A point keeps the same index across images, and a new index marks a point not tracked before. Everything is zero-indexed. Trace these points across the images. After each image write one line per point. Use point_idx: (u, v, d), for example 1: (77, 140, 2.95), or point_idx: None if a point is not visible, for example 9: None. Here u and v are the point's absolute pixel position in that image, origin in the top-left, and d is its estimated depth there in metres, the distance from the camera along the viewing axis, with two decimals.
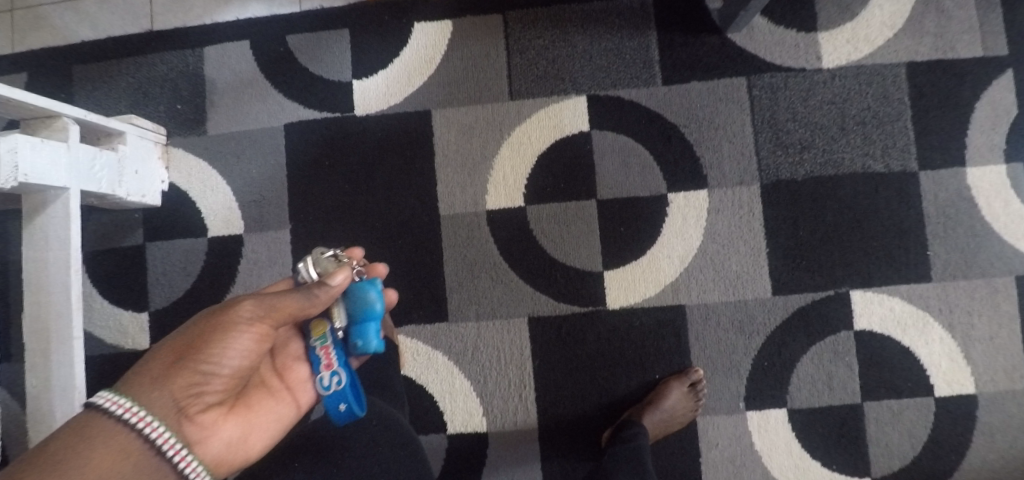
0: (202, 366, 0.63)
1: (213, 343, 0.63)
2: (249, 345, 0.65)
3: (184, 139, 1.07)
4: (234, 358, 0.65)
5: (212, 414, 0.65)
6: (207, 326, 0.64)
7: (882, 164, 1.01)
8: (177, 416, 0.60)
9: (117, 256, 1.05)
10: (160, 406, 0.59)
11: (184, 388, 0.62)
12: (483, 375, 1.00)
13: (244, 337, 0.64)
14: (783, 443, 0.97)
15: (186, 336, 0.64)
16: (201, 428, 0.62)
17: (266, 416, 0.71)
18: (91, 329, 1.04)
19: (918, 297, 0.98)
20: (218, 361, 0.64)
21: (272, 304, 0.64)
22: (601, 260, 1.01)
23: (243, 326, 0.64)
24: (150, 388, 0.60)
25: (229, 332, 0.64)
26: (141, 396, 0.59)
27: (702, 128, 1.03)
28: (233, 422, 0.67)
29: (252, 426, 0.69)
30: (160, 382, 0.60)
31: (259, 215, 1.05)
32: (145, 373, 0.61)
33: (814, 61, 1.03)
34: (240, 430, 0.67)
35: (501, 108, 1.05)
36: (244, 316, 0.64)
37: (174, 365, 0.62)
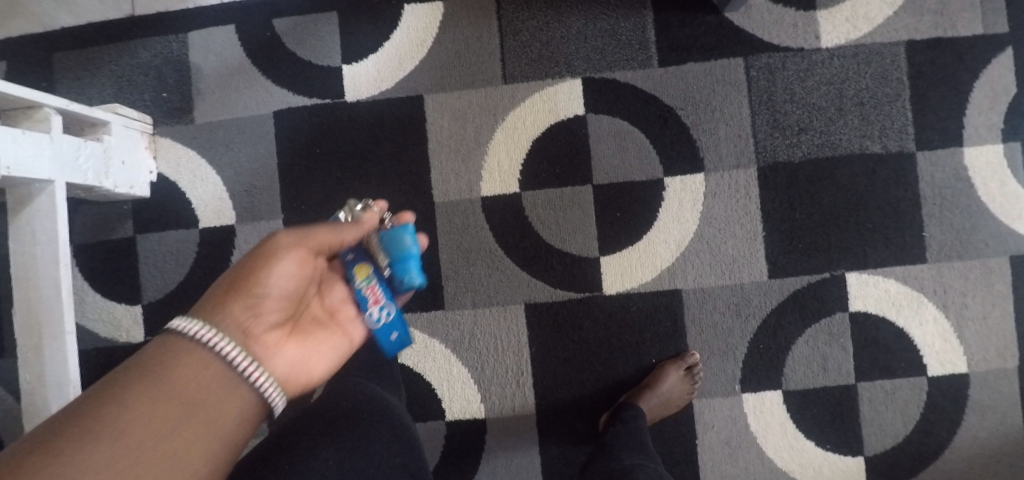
0: (259, 291, 0.65)
1: (265, 271, 0.66)
2: (296, 269, 0.68)
3: (171, 128, 1.05)
4: (287, 285, 0.67)
5: (276, 337, 0.67)
6: (258, 257, 0.66)
7: (879, 145, 1.00)
8: (246, 337, 0.63)
9: (107, 249, 1.04)
10: (229, 328, 0.62)
11: (247, 312, 0.64)
12: (481, 362, 1.00)
13: (291, 262, 0.67)
14: (777, 424, 0.98)
15: (240, 267, 0.66)
16: (268, 347, 0.65)
17: (328, 344, 0.74)
18: (85, 323, 1.03)
19: (913, 279, 0.99)
20: (272, 288, 0.66)
21: (312, 232, 0.70)
22: (598, 245, 1.01)
23: (288, 253, 0.67)
24: (217, 313, 0.62)
25: (279, 261, 0.66)
26: (210, 318, 0.62)
27: (699, 110, 1.02)
28: (295, 347, 0.69)
29: (315, 352, 0.72)
30: (225, 306, 0.63)
31: (251, 205, 1.03)
32: (210, 302, 0.64)
33: (812, 41, 1.02)
34: (304, 354, 0.70)
35: (495, 93, 1.03)
36: (286, 244, 0.68)
37: (234, 292, 0.64)
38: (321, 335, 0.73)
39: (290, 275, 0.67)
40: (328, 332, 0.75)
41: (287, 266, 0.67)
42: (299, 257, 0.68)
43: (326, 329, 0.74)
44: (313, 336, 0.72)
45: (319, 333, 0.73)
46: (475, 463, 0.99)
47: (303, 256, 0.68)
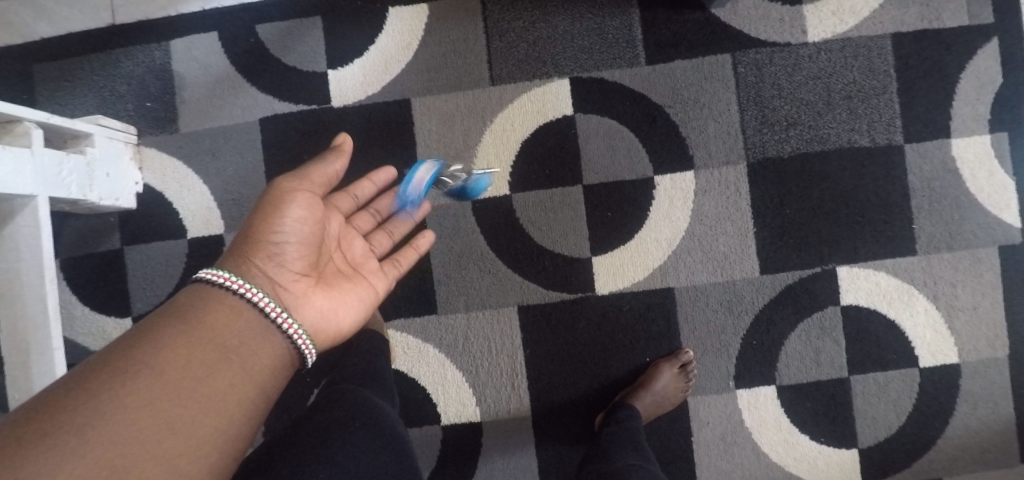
0: (274, 238, 0.69)
1: (278, 219, 0.70)
2: (305, 212, 0.71)
3: (156, 138, 1.04)
4: (297, 230, 0.71)
5: (302, 282, 0.72)
6: (266, 205, 0.70)
7: (868, 138, 1.00)
8: (273, 284, 0.68)
9: (94, 262, 1.03)
10: (256, 277, 0.67)
11: (270, 261, 0.69)
12: (475, 365, 1.00)
13: (298, 206, 0.71)
14: (772, 419, 0.98)
15: (253, 217, 0.71)
16: (295, 293, 0.70)
17: (354, 291, 0.78)
18: (74, 337, 1.02)
19: (904, 271, 0.99)
20: (282, 233, 0.70)
21: (306, 174, 0.75)
22: (589, 246, 1.00)
23: (293, 197, 0.71)
24: (242, 264, 0.67)
25: (286, 206, 0.70)
26: (238, 270, 0.66)
27: (687, 108, 1.01)
28: (322, 293, 0.74)
29: (342, 298, 0.76)
30: (249, 256, 0.68)
31: (239, 214, 1.03)
32: (234, 253, 0.68)
33: (799, 35, 1.01)
34: (331, 299, 0.74)
35: (482, 95, 1.03)
36: (289, 189, 0.72)
37: (252, 242, 0.69)
38: (345, 283, 0.78)
39: (299, 219, 0.71)
40: (351, 280, 0.79)
41: (295, 209, 0.70)
42: (305, 200, 0.72)
43: (348, 278, 0.79)
44: (337, 284, 0.77)
45: (342, 282, 0.78)
46: (472, 466, 0.99)
47: (308, 198, 0.72)
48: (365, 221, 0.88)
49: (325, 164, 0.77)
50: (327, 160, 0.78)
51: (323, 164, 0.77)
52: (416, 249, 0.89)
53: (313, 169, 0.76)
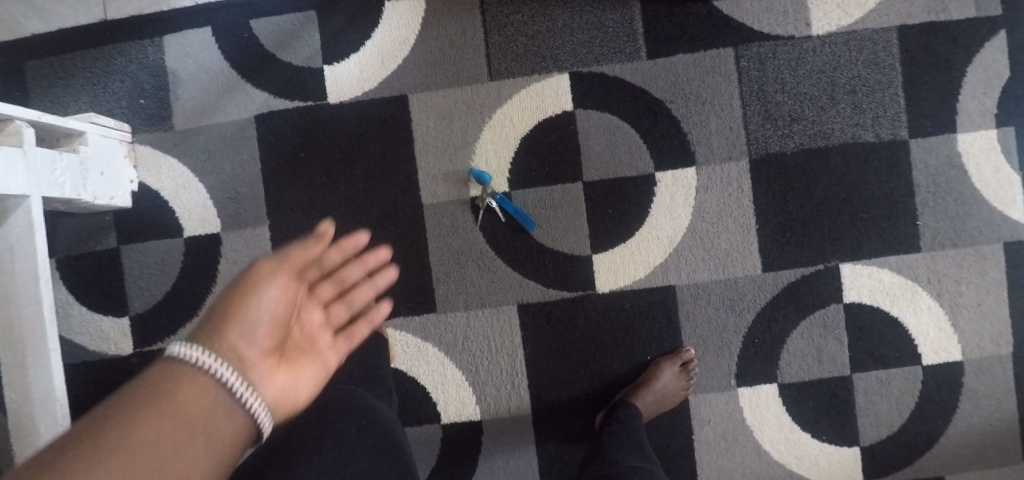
0: (245, 315, 0.64)
1: (249, 296, 0.65)
2: (280, 292, 0.68)
3: (150, 135, 1.03)
4: (271, 307, 0.67)
5: (268, 360, 0.65)
6: (238, 286, 0.66)
7: (872, 133, 0.99)
8: (241, 360, 0.62)
9: (91, 261, 1.02)
10: (224, 353, 0.61)
11: (239, 336, 0.63)
12: (475, 363, 0.99)
13: (275, 286, 0.67)
14: (774, 417, 0.98)
15: (223, 296, 0.65)
16: (260, 373, 0.63)
17: (313, 371, 0.70)
18: (72, 337, 1.02)
19: (907, 268, 0.98)
20: (256, 311, 0.65)
21: (285, 255, 0.70)
22: (589, 243, 0.99)
23: (269, 278, 0.67)
24: (211, 337, 0.61)
25: (259, 284, 0.66)
26: (206, 343, 0.60)
27: (689, 103, 1.00)
28: (283, 373, 0.66)
29: (302, 380, 0.68)
30: (217, 331, 0.62)
31: (236, 212, 1.01)
32: (201, 329, 0.62)
33: (803, 28, 1.00)
34: (292, 382, 0.67)
35: (481, 90, 1.01)
36: (266, 270, 0.67)
37: (218, 320, 0.63)
38: (306, 361, 0.70)
39: (275, 298, 0.67)
40: (310, 359, 0.71)
41: (270, 289, 0.67)
42: (280, 282, 0.68)
43: (308, 357, 0.70)
44: (298, 363, 0.69)
45: (305, 360, 0.70)
46: (472, 465, 0.99)
47: (284, 280, 0.68)
48: (330, 288, 0.76)
49: (304, 246, 0.72)
50: (305, 243, 0.72)
51: (302, 246, 0.72)
52: (373, 320, 0.78)
53: (291, 251, 0.71)
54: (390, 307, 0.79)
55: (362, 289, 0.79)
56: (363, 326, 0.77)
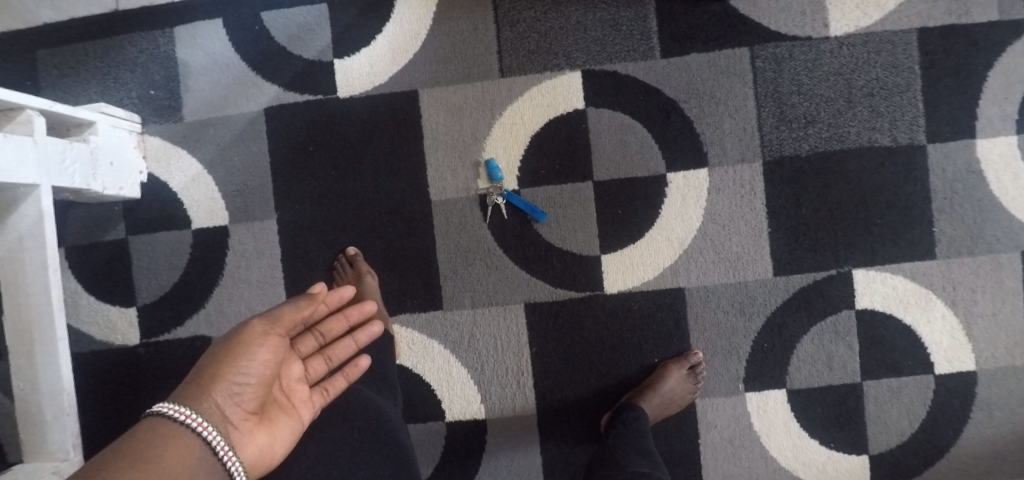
0: (233, 376, 0.63)
1: (240, 354, 0.64)
2: (270, 353, 0.66)
3: (160, 126, 1.02)
4: (258, 369, 0.65)
5: (248, 420, 0.64)
6: (230, 343, 0.65)
7: (889, 137, 0.97)
8: (223, 421, 0.61)
9: (99, 251, 1.02)
10: (209, 412, 0.60)
11: (224, 396, 0.62)
12: (480, 362, 0.99)
13: (265, 347, 0.66)
14: (782, 423, 0.97)
15: (211, 354, 0.64)
16: (239, 434, 0.62)
17: (292, 432, 0.68)
18: (79, 326, 1.02)
19: (922, 275, 0.97)
20: (245, 372, 0.64)
21: (277, 316, 0.70)
22: (598, 244, 0.98)
23: (259, 338, 0.66)
24: (197, 395, 0.60)
25: (252, 343, 0.65)
26: (192, 401, 0.59)
27: (702, 103, 0.98)
28: (262, 434, 0.65)
29: (281, 441, 0.67)
30: (203, 390, 0.61)
31: (244, 205, 1.01)
32: (188, 386, 0.62)
33: (821, 29, 0.98)
34: (271, 444, 0.65)
35: (492, 87, 1.00)
36: (258, 329, 0.67)
37: (204, 378, 0.62)
38: (285, 421, 0.69)
39: (263, 360, 0.65)
40: (289, 418, 0.69)
41: (260, 350, 0.65)
42: (271, 344, 0.66)
43: (287, 416, 0.69)
44: (277, 423, 0.68)
45: (284, 419, 0.69)
46: (476, 464, 0.98)
47: (275, 341, 0.67)
48: (311, 340, 0.80)
49: (296, 306, 0.72)
50: (298, 303, 0.73)
51: (294, 306, 0.72)
52: (352, 375, 0.77)
53: (283, 311, 0.71)
54: (369, 362, 0.78)
55: (344, 342, 0.82)
56: (343, 381, 0.76)
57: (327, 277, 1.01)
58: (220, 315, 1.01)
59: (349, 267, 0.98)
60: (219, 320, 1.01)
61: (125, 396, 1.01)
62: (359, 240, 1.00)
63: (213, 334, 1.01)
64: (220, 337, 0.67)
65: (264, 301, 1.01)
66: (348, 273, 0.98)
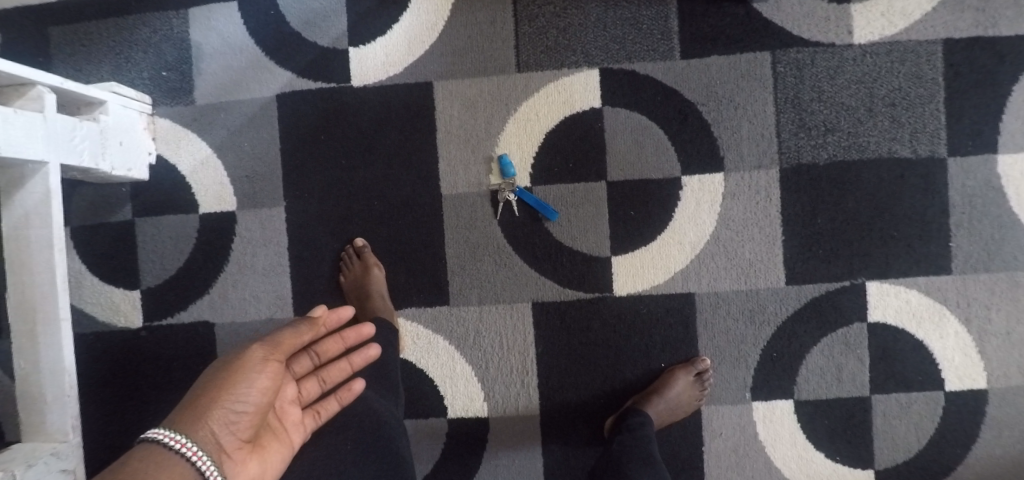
0: (231, 404, 0.63)
1: (239, 381, 0.64)
2: (269, 380, 0.66)
3: (171, 109, 1.01)
4: (256, 397, 0.65)
5: (242, 449, 0.64)
6: (229, 370, 0.65)
7: (909, 149, 0.95)
8: (218, 450, 0.61)
9: (104, 232, 1.01)
10: (206, 441, 0.60)
11: (221, 424, 0.62)
12: (485, 360, 0.98)
13: (264, 373, 0.66)
14: (787, 434, 0.95)
15: (208, 379, 0.65)
16: (233, 463, 0.63)
17: (282, 458, 0.70)
18: (82, 307, 1.01)
19: (936, 290, 0.95)
20: (243, 399, 0.64)
21: (276, 341, 0.72)
22: (609, 245, 0.97)
23: (259, 364, 0.67)
24: (194, 423, 0.60)
25: (251, 371, 0.65)
26: (189, 429, 0.59)
27: (721, 107, 0.97)
28: (254, 462, 0.66)
29: (272, 468, 0.68)
30: (201, 418, 0.61)
31: (252, 191, 1.00)
32: (184, 411, 0.62)
33: (845, 36, 0.96)
34: (262, 471, 0.66)
35: (508, 81, 0.99)
36: (258, 355, 0.68)
37: (202, 405, 0.62)
38: (276, 446, 0.70)
39: (263, 387, 0.66)
40: (281, 444, 0.71)
41: (260, 377, 0.65)
42: (271, 370, 0.67)
43: (279, 441, 0.71)
44: (269, 449, 0.69)
45: (275, 444, 0.70)
46: (476, 463, 0.97)
47: (274, 367, 0.68)
48: (306, 362, 0.83)
49: (295, 333, 0.76)
50: (297, 329, 0.77)
51: (294, 332, 0.76)
52: (345, 399, 0.79)
53: (282, 337, 0.74)
54: (362, 386, 0.80)
55: (340, 366, 0.83)
56: (335, 404, 0.79)
57: (334, 268, 1.00)
58: (225, 301, 1.00)
59: (356, 259, 0.97)
60: (223, 306, 1.00)
61: (126, 379, 1.00)
62: (367, 231, 0.99)
63: (217, 320, 1.00)
64: (218, 361, 0.67)
65: (269, 289, 1.00)
66: (355, 265, 0.97)
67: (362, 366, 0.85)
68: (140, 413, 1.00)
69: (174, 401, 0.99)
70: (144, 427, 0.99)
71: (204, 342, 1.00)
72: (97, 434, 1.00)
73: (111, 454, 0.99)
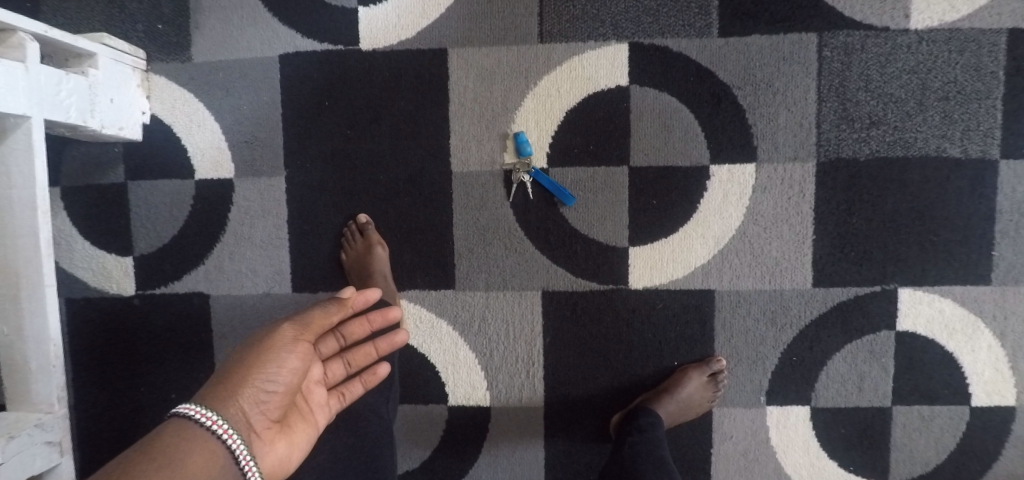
0: (261, 383, 0.60)
1: (268, 360, 0.61)
2: (299, 361, 0.64)
3: (166, 65, 0.95)
4: (285, 377, 0.62)
5: (270, 428, 0.62)
6: (259, 347, 0.62)
7: (958, 148, 0.88)
8: (248, 429, 0.59)
9: (95, 194, 0.96)
10: (236, 419, 0.57)
11: (250, 402, 0.59)
12: (490, 348, 0.93)
13: (294, 354, 0.63)
14: (801, 441, 0.92)
15: (238, 355, 0.62)
16: (262, 443, 0.60)
17: (308, 439, 0.68)
18: (72, 271, 0.97)
19: (973, 301, 0.89)
20: (272, 379, 0.61)
21: (308, 320, 0.68)
22: (627, 234, 0.91)
23: (290, 344, 0.63)
24: (224, 399, 0.57)
25: (280, 350, 0.62)
26: (219, 406, 0.57)
27: (758, 91, 0.90)
28: (281, 443, 0.63)
29: (297, 450, 0.66)
30: (231, 394, 0.58)
31: (251, 158, 0.94)
32: (214, 387, 0.59)
33: (900, 19, 0.88)
34: (288, 452, 0.64)
35: (529, 52, 0.91)
36: (288, 335, 0.64)
37: (232, 381, 0.59)
38: (302, 427, 0.67)
39: (293, 367, 0.63)
40: (306, 425, 0.68)
41: (290, 357, 0.63)
42: (301, 351, 0.64)
43: (304, 421, 0.68)
44: (294, 429, 0.66)
45: (301, 424, 0.67)
46: (476, 452, 0.94)
47: (305, 348, 0.65)
48: (333, 343, 0.77)
49: (326, 312, 0.70)
50: (327, 308, 0.71)
51: (325, 311, 0.70)
52: (370, 382, 0.78)
53: (313, 315, 0.69)
54: (387, 371, 0.79)
55: (365, 349, 0.79)
56: (359, 387, 0.77)
57: (335, 243, 0.94)
58: (220, 273, 0.96)
59: (359, 236, 0.92)
60: (219, 278, 0.96)
61: (118, 348, 0.97)
62: (371, 207, 0.94)
63: (212, 291, 0.96)
64: (248, 338, 0.64)
65: (266, 263, 0.95)
66: (357, 242, 0.91)
67: (388, 352, 0.81)
68: (133, 382, 0.97)
69: (168, 373, 0.96)
70: (137, 397, 0.97)
71: (198, 314, 0.96)
72: (90, 401, 0.97)
73: (103, 423, 0.97)
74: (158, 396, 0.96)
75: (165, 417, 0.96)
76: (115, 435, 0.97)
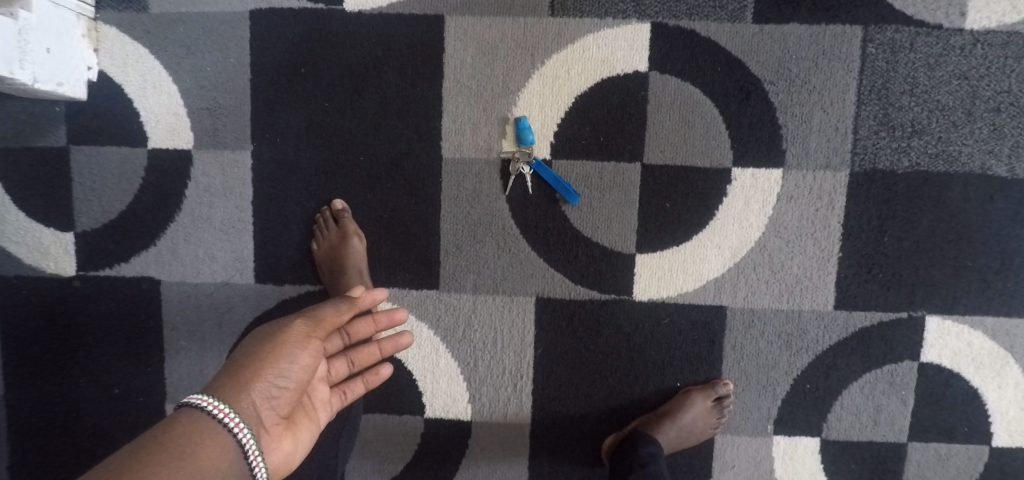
0: (272, 377, 0.51)
1: (279, 355, 0.51)
2: (311, 358, 0.54)
3: (118, 15, 0.82)
4: (296, 373, 0.52)
5: (278, 425, 0.52)
6: (268, 340, 0.52)
7: (1005, 167, 0.79)
8: (258, 424, 0.49)
9: (32, 158, 0.83)
10: (247, 413, 0.47)
11: (262, 397, 0.50)
12: (474, 357, 0.84)
13: (306, 350, 0.54)
14: (807, 475, 0.84)
15: (246, 348, 0.52)
16: (269, 439, 0.50)
17: (311, 438, 0.57)
18: (3, 244, 0.85)
19: (1004, 334, 0.82)
20: (282, 374, 0.51)
21: (318, 317, 0.58)
22: (635, 239, 0.82)
23: (302, 340, 0.54)
24: (233, 391, 0.48)
25: (291, 345, 0.53)
26: (228, 397, 0.47)
27: (793, 88, 0.80)
28: (288, 440, 0.53)
29: (303, 449, 0.56)
30: (241, 386, 0.48)
31: (213, 128, 0.83)
32: (221, 380, 0.49)
33: (955, 17, 0.78)
34: (295, 452, 0.54)
35: (538, 26, 0.80)
36: (301, 331, 0.55)
37: (242, 373, 0.49)
38: (307, 424, 0.57)
39: (305, 364, 0.53)
40: (311, 422, 0.58)
41: (303, 353, 0.53)
42: (314, 348, 0.55)
43: (309, 420, 0.58)
44: (300, 427, 0.56)
45: (306, 422, 0.57)
46: (452, 470, 0.85)
47: (317, 345, 0.55)
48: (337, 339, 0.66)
49: (336, 307, 0.61)
50: (337, 305, 0.61)
51: (335, 308, 0.60)
52: (372, 383, 0.68)
53: (323, 312, 0.59)
54: (390, 372, 0.69)
55: (369, 348, 0.68)
56: (361, 387, 0.67)
57: (305, 231, 0.84)
58: (173, 257, 0.84)
59: (333, 223, 0.81)
60: (172, 263, 0.85)
61: (55, 335, 0.86)
62: (349, 191, 0.83)
63: (163, 277, 0.85)
64: (255, 333, 0.54)
65: (226, 248, 0.84)
66: (331, 231, 0.81)
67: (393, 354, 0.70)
68: (70, 374, 0.86)
69: (112, 366, 0.86)
70: (74, 390, 0.86)
71: (148, 301, 0.85)
72: (22, 390, 0.86)
73: (37, 415, 0.86)
74: (99, 390, 0.86)
75: (105, 414, 0.86)
76: (49, 431, 0.86)
